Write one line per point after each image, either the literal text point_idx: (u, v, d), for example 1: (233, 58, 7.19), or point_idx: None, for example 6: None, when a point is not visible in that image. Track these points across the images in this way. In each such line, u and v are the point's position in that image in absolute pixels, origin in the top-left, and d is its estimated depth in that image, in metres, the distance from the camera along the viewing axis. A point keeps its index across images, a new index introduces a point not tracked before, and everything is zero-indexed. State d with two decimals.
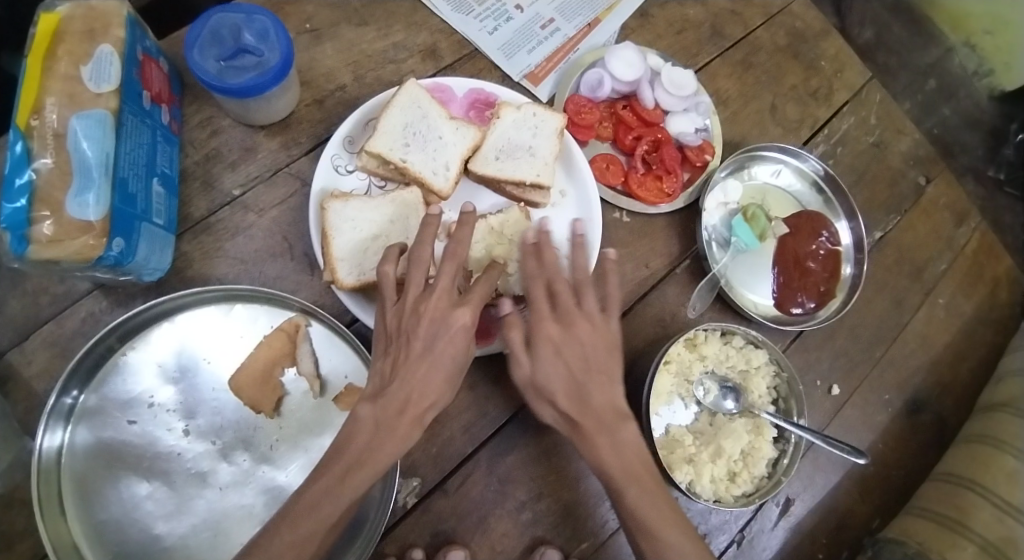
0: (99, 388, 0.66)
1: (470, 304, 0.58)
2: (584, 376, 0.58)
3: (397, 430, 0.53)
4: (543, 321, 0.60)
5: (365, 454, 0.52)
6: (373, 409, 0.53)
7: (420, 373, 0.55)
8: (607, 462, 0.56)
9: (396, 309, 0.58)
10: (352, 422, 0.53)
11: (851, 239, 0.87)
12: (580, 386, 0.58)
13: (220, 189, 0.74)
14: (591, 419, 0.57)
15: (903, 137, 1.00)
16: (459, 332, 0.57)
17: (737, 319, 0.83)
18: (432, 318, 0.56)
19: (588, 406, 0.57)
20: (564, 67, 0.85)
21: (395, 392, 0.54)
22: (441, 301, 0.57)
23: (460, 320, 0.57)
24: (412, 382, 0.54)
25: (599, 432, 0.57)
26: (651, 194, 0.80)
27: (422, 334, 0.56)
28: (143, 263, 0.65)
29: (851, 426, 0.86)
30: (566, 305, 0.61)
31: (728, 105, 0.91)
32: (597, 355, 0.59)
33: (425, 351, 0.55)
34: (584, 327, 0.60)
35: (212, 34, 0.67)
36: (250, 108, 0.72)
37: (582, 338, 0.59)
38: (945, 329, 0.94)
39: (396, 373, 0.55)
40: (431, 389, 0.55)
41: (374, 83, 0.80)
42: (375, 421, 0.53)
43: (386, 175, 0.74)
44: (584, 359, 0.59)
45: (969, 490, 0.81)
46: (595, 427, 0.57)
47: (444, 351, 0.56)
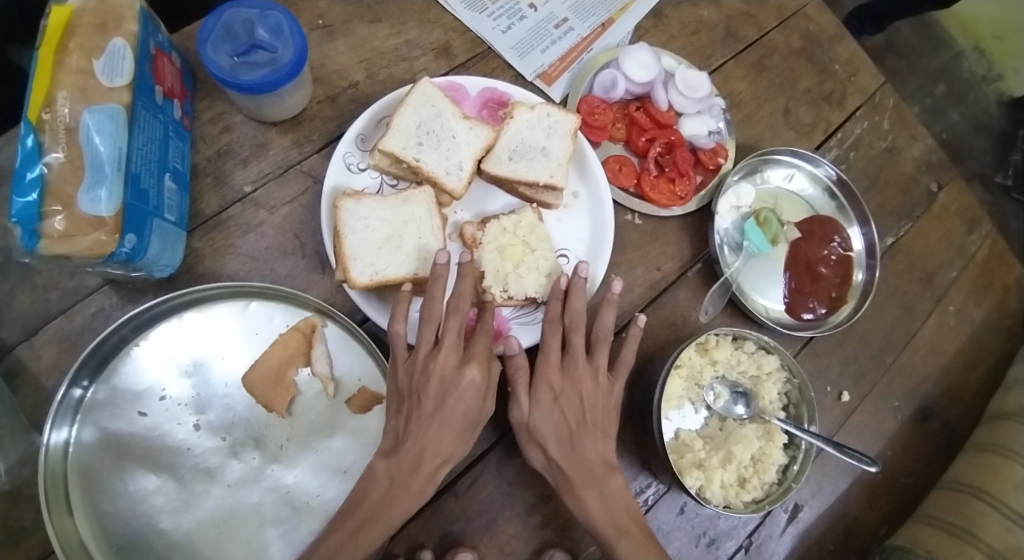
0: (109, 380, 0.65)
1: (478, 360, 0.61)
2: (579, 432, 0.63)
3: (411, 486, 0.58)
4: (548, 368, 0.64)
5: (378, 510, 0.56)
6: (388, 465, 0.58)
7: (432, 431, 0.59)
8: (593, 511, 0.60)
9: (406, 362, 0.61)
10: (366, 477, 0.58)
11: (863, 245, 0.86)
12: (578, 438, 0.63)
13: (232, 186, 0.74)
14: (582, 472, 0.62)
15: (915, 143, 0.99)
16: (468, 389, 0.60)
17: (748, 324, 0.83)
18: (441, 375, 0.60)
19: (579, 458, 0.62)
20: (577, 67, 0.84)
21: (408, 448, 0.58)
22: (449, 359, 0.61)
23: (469, 376, 0.60)
24: (424, 440, 0.59)
25: (587, 484, 0.61)
26: (663, 196, 0.80)
27: (433, 393, 0.59)
28: (154, 259, 0.65)
29: (861, 433, 0.86)
30: (575, 359, 0.65)
31: (742, 108, 0.90)
32: (594, 411, 0.65)
33: (436, 409, 0.59)
34: (588, 384, 0.65)
35: (225, 29, 0.66)
36: (263, 105, 0.71)
37: (583, 393, 0.64)
38: (955, 336, 0.94)
39: (409, 430, 0.59)
40: (444, 446, 0.59)
41: (387, 81, 0.79)
42: (390, 475, 0.57)
43: (398, 174, 0.73)
44: (580, 414, 0.64)
45: (977, 499, 0.80)
46: (584, 479, 0.61)
47: (454, 411, 0.60)
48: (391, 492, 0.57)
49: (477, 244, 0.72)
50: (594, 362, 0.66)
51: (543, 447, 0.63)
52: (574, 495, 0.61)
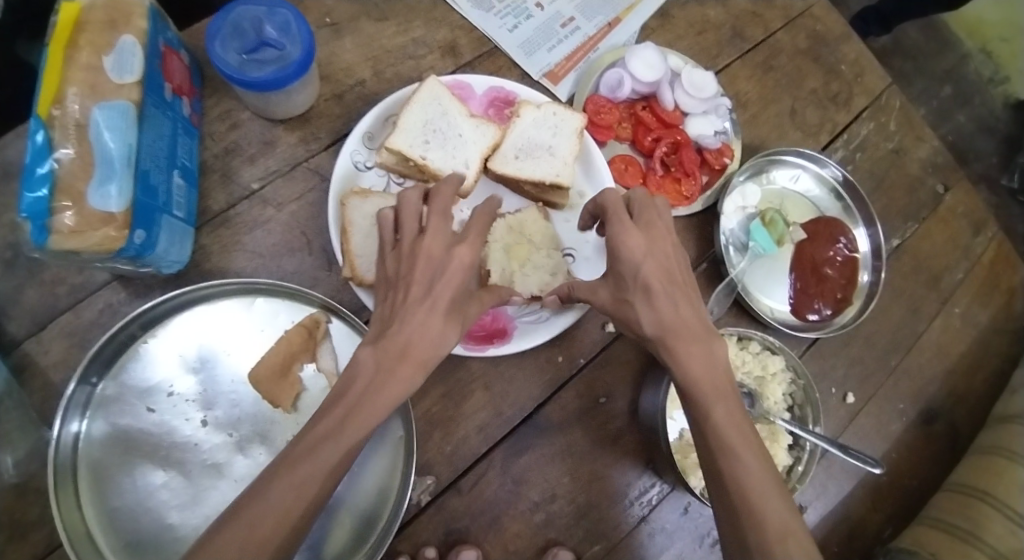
0: (118, 376, 0.66)
1: (468, 244, 0.58)
2: (663, 293, 0.57)
3: (398, 373, 0.51)
4: (623, 233, 0.59)
5: (366, 395, 0.50)
6: (372, 352, 0.52)
7: (420, 316, 0.53)
8: (693, 371, 0.54)
9: (391, 249, 0.59)
10: (352, 366, 0.52)
11: (868, 246, 0.87)
12: (670, 295, 0.57)
13: (239, 183, 0.74)
14: (680, 331, 0.56)
15: (921, 144, 0.99)
16: (457, 269, 0.56)
17: (753, 324, 0.83)
18: (428, 259, 0.56)
19: (671, 321, 0.56)
20: (583, 67, 0.84)
21: (395, 334, 0.53)
22: (436, 241, 0.57)
23: (460, 258, 0.56)
24: (410, 327, 0.53)
25: (691, 341, 0.55)
26: (669, 195, 0.81)
27: (420, 279, 0.55)
28: (163, 255, 0.65)
29: (866, 434, 0.86)
30: (638, 226, 0.60)
31: (748, 108, 0.90)
32: (671, 273, 0.58)
33: (424, 295, 0.54)
34: (662, 246, 0.59)
35: (234, 26, 0.67)
36: (270, 102, 0.72)
37: (661, 253, 0.58)
38: (960, 338, 0.94)
39: (396, 315, 0.54)
40: (432, 335, 0.53)
41: (394, 79, 0.80)
42: (375, 362, 0.51)
43: (405, 172, 0.74)
44: (664, 276, 0.58)
45: (982, 501, 0.81)
46: (686, 336, 0.56)
47: (442, 294, 0.54)
48: (377, 378, 0.51)
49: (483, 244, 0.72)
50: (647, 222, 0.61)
51: (647, 305, 0.57)
52: (673, 355, 0.55)
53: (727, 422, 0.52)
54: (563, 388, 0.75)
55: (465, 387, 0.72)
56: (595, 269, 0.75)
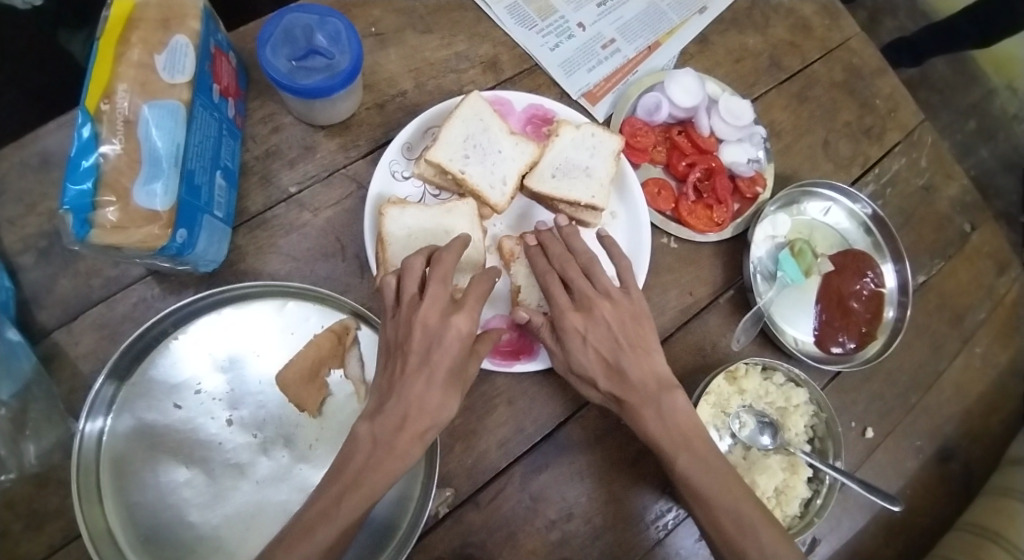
0: (146, 371, 0.67)
1: (466, 310, 0.57)
2: (618, 355, 0.62)
3: (396, 448, 0.54)
4: (565, 312, 0.63)
5: (362, 474, 0.53)
6: (371, 426, 0.54)
7: (417, 387, 0.55)
8: (653, 431, 0.60)
9: (391, 311, 0.59)
10: (350, 441, 0.55)
11: (895, 282, 0.87)
12: (618, 361, 0.62)
13: (278, 186, 0.75)
14: (634, 394, 0.61)
15: (951, 182, 0.99)
16: (455, 339, 0.56)
17: (777, 354, 0.83)
18: (424, 327, 0.56)
19: (627, 383, 0.61)
20: (621, 89, 0.85)
21: (394, 407, 0.54)
22: (433, 308, 0.57)
23: (456, 325, 0.56)
24: (410, 397, 0.54)
25: (644, 403, 0.61)
26: (700, 221, 0.81)
27: (417, 348, 0.56)
28: (202, 254, 0.66)
29: (883, 470, 0.85)
30: (583, 291, 0.64)
31: (781, 138, 0.91)
32: (623, 329, 0.63)
33: (420, 366, 0.55)
34: (606, 307, 0.63)
35: (285, 34, 0.68)
36: (314, 109, 0.73)
37: (605, 318, 0.62)
38: (979, 379, 0.94)
39: (394, 388, 0.55)
40: (431, 403, 0.55)
41: (435, 91, 0.80)
42: (372, 438, 0.53)
43: (442, 184, 0.74)
44: (612, 340, 0.62)
45: (994, 544, 0.80)
46: (639, 399, 0.61)
47: (439, 364, 0.55)
48: (375, 455, 0.53)
49: (514, 259, 0.72)
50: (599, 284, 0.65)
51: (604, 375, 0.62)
52: (633, 415, 0.61)
53: (697, 471, 0.59)
54: (587, 408, 0.75)
55: (489, 401, 0.73)
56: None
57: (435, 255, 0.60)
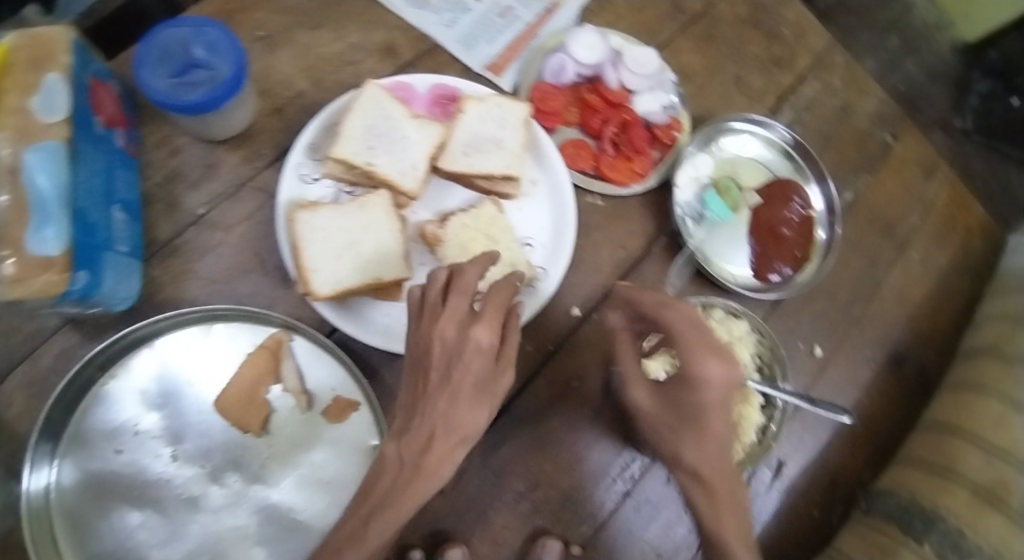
0: (81, 421, 0.65)
1: (487, 321, 0.54)
2: (702, 431, 0.61)
3: (423, 470, 0.52)
4: (690, 367, 0.61)
5: (390, 496, 0.52)
6: (397, 446, 0.53)
7: (440, 406, 0.52)
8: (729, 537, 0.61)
9: (414, 318, 0.57)
10: (378, 460, 0.54)
11: (823, 203, 0.88)
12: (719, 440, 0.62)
13: (185, 210, 0.73)
14: (721, 483, 0.62)
15: (867, 97, 1.00)
16: (475, 357, 0.54)
17: (716, 291, 0.83)
18: (443, 340, 0.54)
19: (720, 467, 0.62)
20: (525, 55, 0.83)
21: (419, 426, 0.53)
22: (451, 321, 0.54)
23: (474, 340, 0.54)
24: (436, 416, 0.52)
25: (723, 492, 0.62)
26: (622, 175, 0.80)
27: (437, 362, 0.54)
28: (110, 293, 0.64)
29: (837, 386, 0.88)
30: (691, 364, 0.61)
31: (693, 80, 0.90)
32: (714, 412, 0.62)
33: (443, 381, 0.53)
34: (713, 389, 0.61)
35: (162, 53, 0.66)
36: (206, 124, 0.70)
37: (711, 395, 0.61)
38: (919, 282, 0.96)
39: (418, 405, 0.53)
40: (458, 420, 0.52)
41: (333, 87, 0.78)
42: (400, 460, 0.52)
43: (354, 180, 0.72)
44: (705, 417, 0.62)
45: (955, 437, 0.81)
46: (724, 491, 0.62)
47: (463, 381, 0.53)
48: (400, 478, 0.52)
49: (439, 243, 0.71)
50: (698, 368, 0.60)
51: (696, 442, 0.61)
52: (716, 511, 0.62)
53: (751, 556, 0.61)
54: (535, 379, 0.75)
55: None
56: (555, 257, 0.75)
57: (458, 268, 0.56)
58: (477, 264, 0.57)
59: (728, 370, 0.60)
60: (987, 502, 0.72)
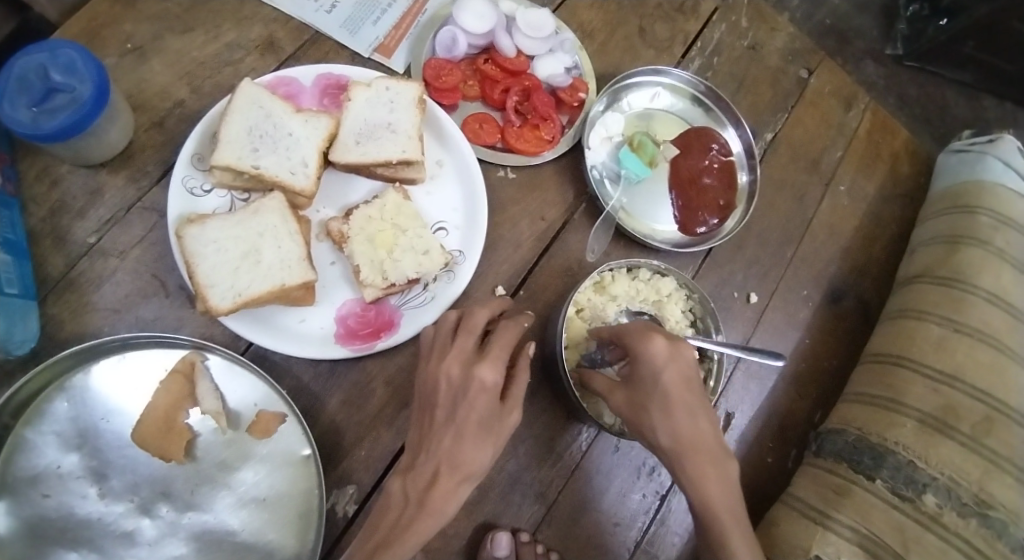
0: (6, 465, 0.62)
1: (490, 359, 0.55)
2: (676, 418, 0.58)
3: (428, 506, 0.52)
4: (639, 361, 0.59)
5: (392, 534, 0.52)
6: (403, 484, 0.55)
7: (445, 442, 0.54)
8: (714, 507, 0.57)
9: (422, 359, 0.59)
10: (384, 499, 0.56)
11: (741, 147, 0.87)
12: (691, 410, 0.59)
13: (74, 241, 0.69)
14: (707, 458, 0.58)
15: (777, 35, 0.99)
16: (479, 394, 0.54)
17: (642, 251, 0.82)
18: (449, 380, 0.55)
19: (697, 445, 0.58)
20: (414, 32, 0.80)
21: (425, 464, 0.54)
22: (456, 359, 0.56)
23: (478, 379, 0.54)
24: (440, 453, 0.54)
25: (712, 465, 0.58)
26: (531, 144, 0.78)
27: (444, 400, 0.55)
28: (4, 337, 0.61)
29: (777, 329, 0.87)
30: (642, 353, 0.59)
31: (594, 38, 0.88)
32: (681, 400, 0.58)
33: (448, 419, 0.55)
34: (669, 372, 0.58)
35: (18, 80, 0.62)
36: (80, 148, 0.66)
37: (668, 379, 0.58)
38: (850, 215, 0.96)
39: (424, 444, 0.55)
40: (463, 456, 0.54)
41: (214, 91, 0.74)
42: (405, 495, 0.54)
43: (246, 186, 0.69)
44: (666, 401, 0.58)
45: (900, 366, 0.81)
46: (713, 463, 0.58)
47: (468, 418, 0.54)
48: (405, 514, 0.53)
49: (345, 239, 0.68)
50: (646, 355, 0.58)
51: (665, 418, 0.58)
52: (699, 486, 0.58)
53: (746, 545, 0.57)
54: None
55: (365, 388, 0.71)
56: (470, 237, 0.72)
57: (467, 311, 0.60)
58: (487, 309, 0.60)
59: (673, 349, 0.58)
60: (936, 430, 0.73)
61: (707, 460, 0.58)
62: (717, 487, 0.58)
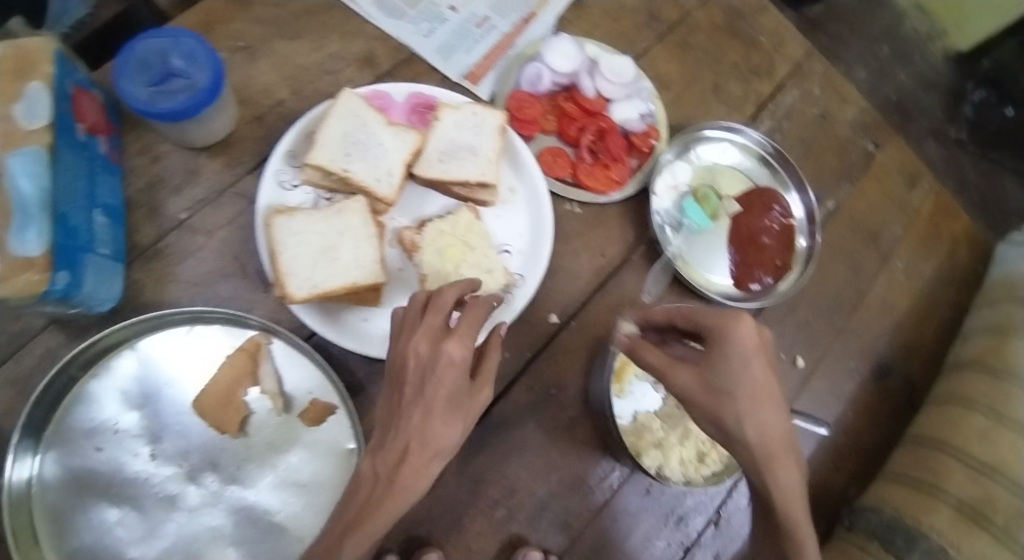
0: (64, 417, 0.66)
1: (458, 335, 0.54)
2: (759, 405, 0.55)
3: (397, 482, 0.52)
4: (722, 340, 0.55)
5: (364, 511, 0.51)
6: (371, 462, 0.53)
7: (415, 418, 0.53)
8: (790, 500, 0.55)
9: (396, 332, 0.58)
10: (354, 477, 0.54)
11: (803, 212, 0.89)
12: (773, 398, 0.55)
13: (166, 215, 0.74)
14: (783, 448, 0.56)
15: (847, 106, 1.01)
16: (448, 369, 0.54)
17: (697, 300, 0.84)
18: (417, 357, 0.54)
19: (779, 434, 0.56)
20: (503, 64, 0.85)
21: (394, 441, 0.53)
22: (425, 336, 0.55)
23: (447, 354, 0.54)
24: (409, 429, 0.53)
25: (788, 456, 0.56)
26: (600, 182, 0.81)
27: (412, 376, 0.54)
28: (92, 294, 0.65)
29: (820, 397, 0.88)
30: (739, 337, 0.54)
31: (670, 89, 0.91)
32: (761, 384, 0.55)
33: (416, 396, 0.54)
34: (756, 360, 0.55)
35: (140, 61, 0.67)
36: (187, 130, 0.71)
37: (750, 358, 0.55)
38: (904, 292, 0.96)
39: (394, 420, 0.54)
40: (432, 434, 0.53)
41: (313, 96, 0.79)
42: (376, 473, 0.52)
43: (332, 186, 0.73)
44: (746, 387, 0.54)
45: (940, 451, 0.80)
46: (787, 453, 0.56)
47: (436, 396, 0.53)
48: (376, 491, 0.52)
49: (416, 248, 0.72)
50: (739, 332, 0.54)
51: (752, 408, 0.55)
52: (778, 473, 0.55)
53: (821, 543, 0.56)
54: (513, 384, 0.75)
55: None
56: (532, 263, 0.75)
57: (436, 290, 0.58)
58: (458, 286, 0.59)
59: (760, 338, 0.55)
60: (972, 520, 0.72)
61: (786, 457, 0.56)
62: (795, 483, 0.56)
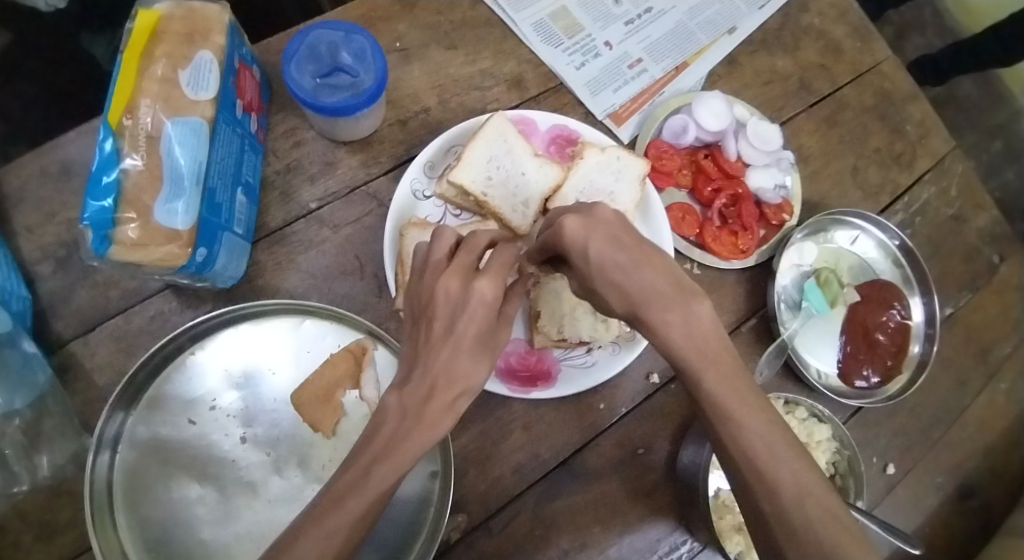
0: (162, 385, 0.66)
1: (491, 273, 0.48)
2: (614, 272, 0.45)
3: (424, 419, 0.43)
4: (565, 235, 0.48)
5: (392, 443, 0.41)
6: (398, 396, 0.44)
7: (444, 356, 0.45)
8: (724, 414, 0.42)
9: (416, 278, 0.52)
10: (377, 412, 0.45)
11: (922, 316, 0.84)
12: (630, 266, 0.45)
13: (298, 202, 0.74)
14: (694, 354, 0.43)
15: (981, 213, 0.96)
16: (481, 306, 0.47)
17: (799, 387, 0.81)
18: (447, 294, 0.47)
19: (692, 334, 0.44)
20: (647, 110, 0.83)
21: (420, 377, 0.45)
22: (454, 275, 0.48)
23: (481, 292, 0.47)
24: (435, 366, 0.45)
25: (705, 366, 0.43)
26: (725, 248, 0.79)
27: (441, 313, 0.47)
28: (220, 271, 0.65)
29: (901, 508, 0.84)
30: (568, 235, 0.47)
31: (809, 163, 0.88)
32: (619, 260, 0.46)
33: (445, 334, 0.46)
34: (596, 238, 0.47)
35: (310, 49, 0.67)
36: (338, 125, 0.72)
37: (591, 243, 0.46)
38: (1004, 416, 0.91)
39: (420, 356, 0.46)
40: (461, 371, 0.45)
41: (458, 109, 0.79)
42: (401, 407, 0.43)
43: (462, 205, 0.73)
44: (617, 272, 0.45)
45: None
46: (699, 360, 0.43)
47: (466, 332, 0.46)
48: (404, 426, 0.42)
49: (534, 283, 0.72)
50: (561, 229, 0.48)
51: (611, 291, 0.46)
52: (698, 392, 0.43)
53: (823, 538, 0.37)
54: (604, 435, 0.75)
55: (504, 426, 0.72)
56: None
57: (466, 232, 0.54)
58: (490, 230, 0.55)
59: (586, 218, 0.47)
60: None
61: (702, 364, 0.43)
62: (751, 432, 0.41)
